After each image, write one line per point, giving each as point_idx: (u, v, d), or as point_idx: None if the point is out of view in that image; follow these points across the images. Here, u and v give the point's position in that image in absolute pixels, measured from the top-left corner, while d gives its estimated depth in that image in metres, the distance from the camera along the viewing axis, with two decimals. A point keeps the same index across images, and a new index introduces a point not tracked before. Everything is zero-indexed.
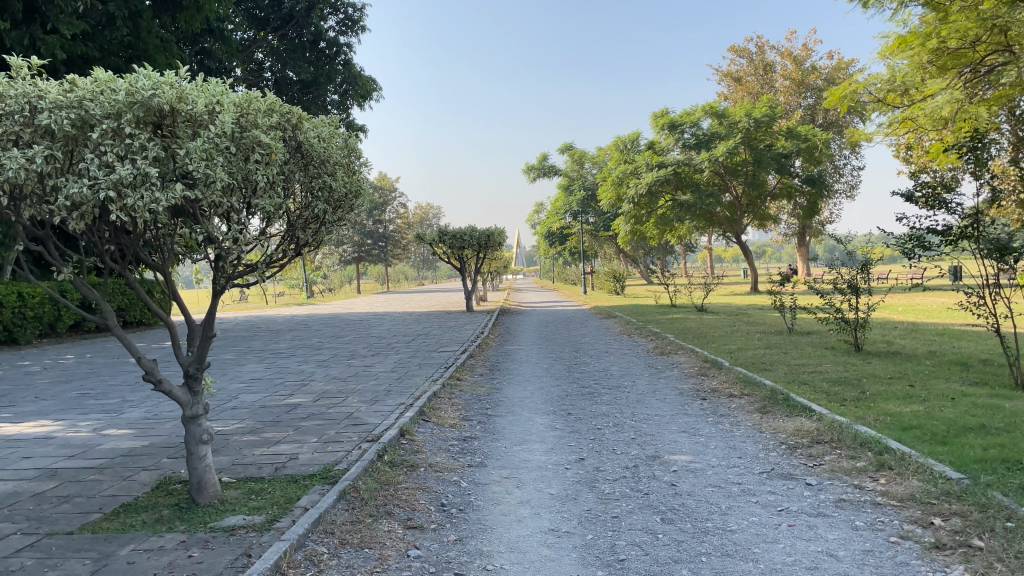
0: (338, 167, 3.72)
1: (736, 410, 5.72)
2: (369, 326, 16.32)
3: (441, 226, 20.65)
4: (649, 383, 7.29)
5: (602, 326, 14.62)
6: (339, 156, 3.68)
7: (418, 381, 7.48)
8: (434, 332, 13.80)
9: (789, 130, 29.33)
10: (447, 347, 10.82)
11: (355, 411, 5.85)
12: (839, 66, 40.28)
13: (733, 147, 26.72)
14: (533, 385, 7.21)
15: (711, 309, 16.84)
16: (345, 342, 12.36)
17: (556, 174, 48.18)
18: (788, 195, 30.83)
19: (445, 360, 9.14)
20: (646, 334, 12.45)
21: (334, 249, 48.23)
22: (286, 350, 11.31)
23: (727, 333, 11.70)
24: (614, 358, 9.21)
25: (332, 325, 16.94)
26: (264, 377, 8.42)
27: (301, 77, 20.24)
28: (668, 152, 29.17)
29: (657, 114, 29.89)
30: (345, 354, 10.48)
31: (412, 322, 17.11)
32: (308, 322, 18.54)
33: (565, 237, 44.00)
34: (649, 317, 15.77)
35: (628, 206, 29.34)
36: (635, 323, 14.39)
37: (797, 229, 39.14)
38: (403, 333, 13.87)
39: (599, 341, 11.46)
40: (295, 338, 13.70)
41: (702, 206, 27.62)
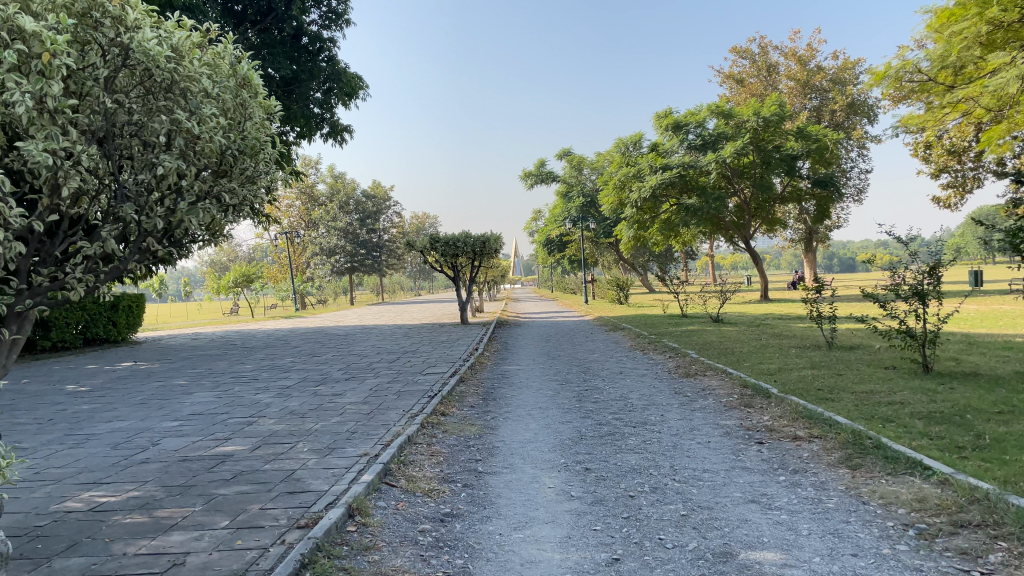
0: (192, 88, 3.53)
1: (815, 466, 4.19)
2: (352, 342, 14.80)
3: (432, 232, 19.18)
4: (684, 418, 5.77)
5: (611, 340, 13.11)
6: (189, 72, 3.50)
7: (392, 417, 5.98)
8: (423, 349, 12.25)
9: (799, 130, 27.92)
10: (436, 369, 9.33)
11: (299, 469, 4.35)
12: (845, 66, 38.90)
13: (742, 147, 25.26)
14: (537, 423, 5.67)
15: (729, 320, 15.31)
16: (319, 363, 10.83)
17: (554, 181, 46.73)
18: (798, 198, 29.40)
19: (430, 387, 7.62)
20: (662, 350, 10.91)
21: (325, 259, 46.62)
22: (250, 374, 9.75)
23: (756, 348, 10.17)
24: (632, 383, 7.69)
25: (313, 341, 15.39)
26: (207, 410, 6.91)
27: (281, 73, 18.67)
28: (672, 154, 27.64)
29: (661, 114, 28.38)
30: (316, 379, 8.96)
31: (401, 336, 15.54)
32: (288, 338, 16.99)
33: (564, 244, 42.48)
34: (661, 329, 14.25)
35: (631, 212, 27.86)
36: (646, 337, 12.89)
37: (804, 234, 37.68)
38: (388, 351, 12.34)
39: (609, 359, 9.94)
40: (265, 357, 12.16)
41: (709, 210, 26.12)
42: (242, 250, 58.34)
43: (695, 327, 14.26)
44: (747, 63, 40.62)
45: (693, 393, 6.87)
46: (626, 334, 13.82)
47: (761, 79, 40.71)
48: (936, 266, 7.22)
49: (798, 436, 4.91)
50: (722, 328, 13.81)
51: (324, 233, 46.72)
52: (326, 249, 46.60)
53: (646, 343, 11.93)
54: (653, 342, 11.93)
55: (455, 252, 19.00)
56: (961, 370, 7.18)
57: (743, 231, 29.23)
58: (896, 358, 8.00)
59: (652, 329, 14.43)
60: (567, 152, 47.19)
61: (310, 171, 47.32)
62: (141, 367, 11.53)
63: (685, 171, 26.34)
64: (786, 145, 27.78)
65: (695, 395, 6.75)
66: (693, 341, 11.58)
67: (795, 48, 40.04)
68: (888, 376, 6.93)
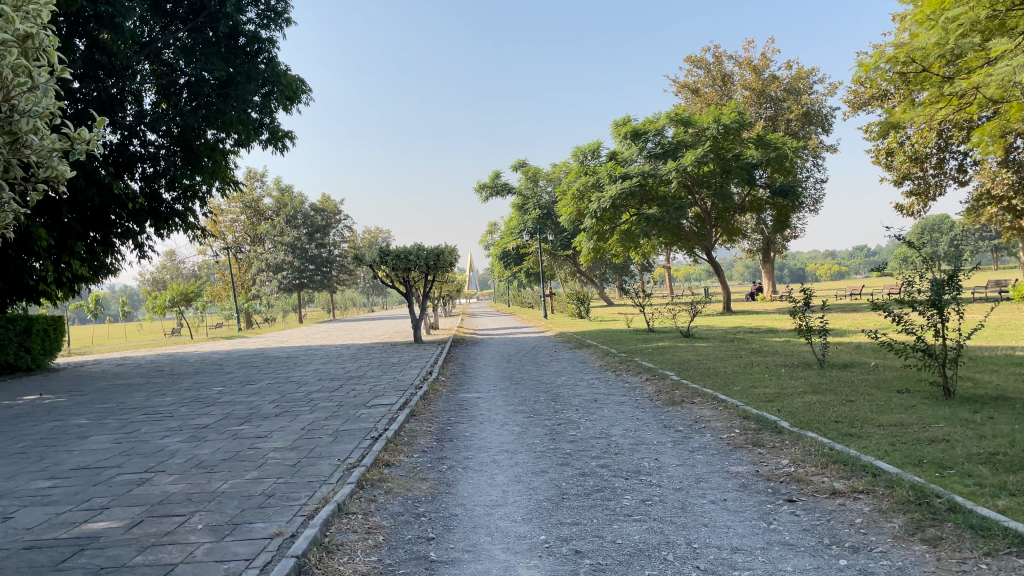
0: None
1: (880, 541, 3.15)
2: (293, 366, 13.49)
3: (382, 245, 17.97)
4: (685, 464, 4.69)
5: (577, 359, 12.05)
6: None
7: (323, 470, 4.80)
8: (371, 374, 10.99)
9: (758, 138, 27.35)
10: (383, 398, 8.14)
11: (182, 564, 3.15)
12: (799, 76, 38.78)
13: (703, 155, 24.52)
14: (504, 476, 4.53)
15: (700, 335, 14.40)
16: (252, 394, 9.54)
17: (509, 193, 45.73)
18: (758, 208, 28.87)
19: (374, 425, 6.43)
20: (635, 370, 9.85)
21: (272, 275, 44.94)
22: (166, 410, 8.40)
23: (742, 368, 9.17)
24: (611, 414, 6.62)
25: (251, 366, 14.04)
26: (96, 461, 5.62)
27: (215, 75, 17.38)
28: (631, 163, 26.69)
29: (619, 122, 27.54)
30: (242, 414, 7.70)
31: (348, 359, 14.23)
32: (225, 362, 15.58)
33: (520, 257, 41.48)
34: (629, 346, 13.22)
35: (591, 222, 26.95)
36: (615, 355, 11.85)
37: (763, 244, 37.23)
38: (332, 376, 11.10)
39: (579, 383, 8.85)
40: (191, 386, 10.81)
41: (670, 220, 25.32)
42: (185, 266, 56.28)
43: (665, 342, 13.29)
44: (702, 73, 40.29)
45: (686, 428, 5.81)
46: (593, 352, 12.76)
47: (716, 90, 40.42)
48: (954, 273, 6.32)
49: (838, 490, 3.89)
50: (695, 343, 12.87)
51: (271, 249, 45.07)
52: (273, 265, 44.90)
53: (616, 362, 10.89)
54: (624, 361, 10.90)
55: (408, 266, 17.80)
56: (986, 393, 6.27)
57: (703, 243, 28.56)
58: (906, 379, 7.10)
59: (620, 346, 13.39)
60: (522, 163, 46.36)
61: (255, 184, 45.95)
62: (45, 401, 10.11)
63: (645, 180, 25.47)
64: (746, 154, 27.19)
65: (690, 431, 5.70)
66: (667, 359, 10.55)
67: (749, 57, 39.80)
68: (907, 402, 5.98)
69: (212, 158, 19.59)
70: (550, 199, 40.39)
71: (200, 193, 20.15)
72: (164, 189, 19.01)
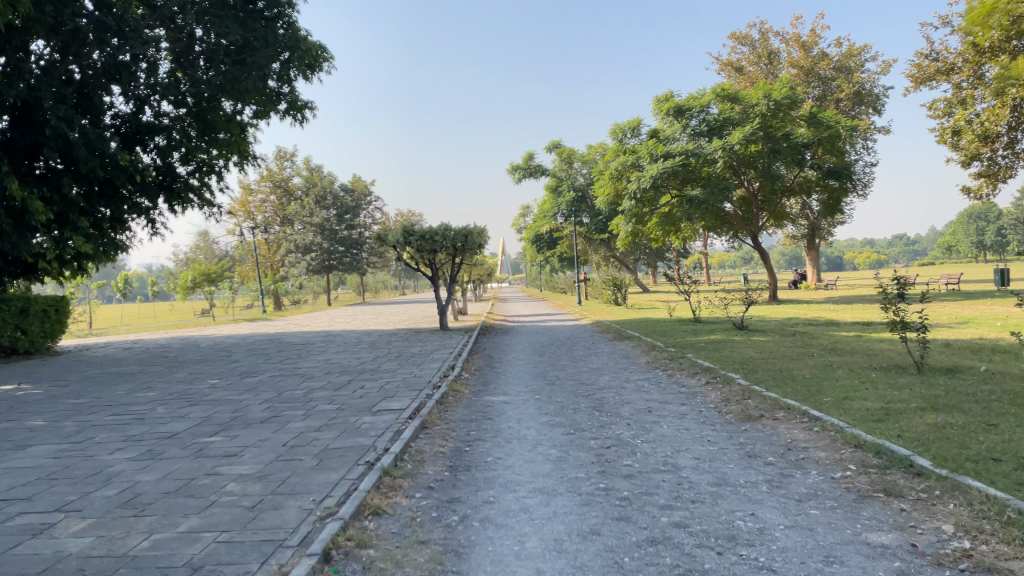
0: None
1: None
2: (303, 355, 12.25)
3: (405, 224, 16.64)
4: (796, 526, 3.27)
5: (619, 353, 10.61)
6: None
7: (287, 522, 3.46)
8: (385, 368, 9.67)
9: (811, 115, 25.50)
10: (391, 401, 6.80)
11: None
12: (850, 53, 36.57)
13: (752, 133, 22.72)
14: (538, 542, 3.14)
15: (755, 327, 12.85)
16: (245, 389, 8.28)
17: (542, 175, 44.18)
18: (807, 190, 27.02)
19: (372, 442, 5.08)
20: (690, 369, 8.40)
21: (299, 256, 43.95)
22: (141, 409, 7.14)
23: (822, 370, 7.65)
24: (675, 433, 5.21)
25: (258, 354, 12.84)
26: (10, 488, 4.34)
27: (229, 39, 15.90)
28: (674, 141, 24.92)
29: (661, 97, 25.78)
30: (223, 418, 6.41)
31: (365, 348, 12.93)
32: (234, 347, 14.42)
33: (554, 241, 40.03)
34: (675, 338, 11.75)
35: (629, 204, 25.33)
36: (664, 350, 10.38)
37: (809, 230, 35.31)
38: (342, 369, 9.81)
39: (626, 387, 7.42)
40: (184, 378, 9.58)
41: (715, 203, 23.63)
42: (215, 247, 55.73)
43: (717, 336, 11.78)
44: (746, 50, 38.21)
45: (781, 463, 4.37)
46: (635, 346, 11.32)
47: (761, 67, 38.35)
48: None
49: None
50: (752, 337, 11.35)
51: (299, 230, 44.11)
52: (301, 246, 43.89)
53: (665, 359, 9.44)
54: (674, 357, 9.44)
55: (432, 247, 16.45)
56: None
57: (749, 227, 26.79)
58: None
59: (666, 338, 11.89)
60: (556, 144, 44.71)
61: (283, 164, 44.96)
62: (20, 393, 8.96)
63: (689, 159, 23.73)
64: (796, 132, 25.39)
65: (787, 468, 4.26)
66: (726, 356, 9.08)
67: (798, 33, 37.62)
68: None
69: (229, 131, 18.25)
70: (586, 182, 38.78)
71: (218, 169, 18.81)
72: (178, 163, 17.68)
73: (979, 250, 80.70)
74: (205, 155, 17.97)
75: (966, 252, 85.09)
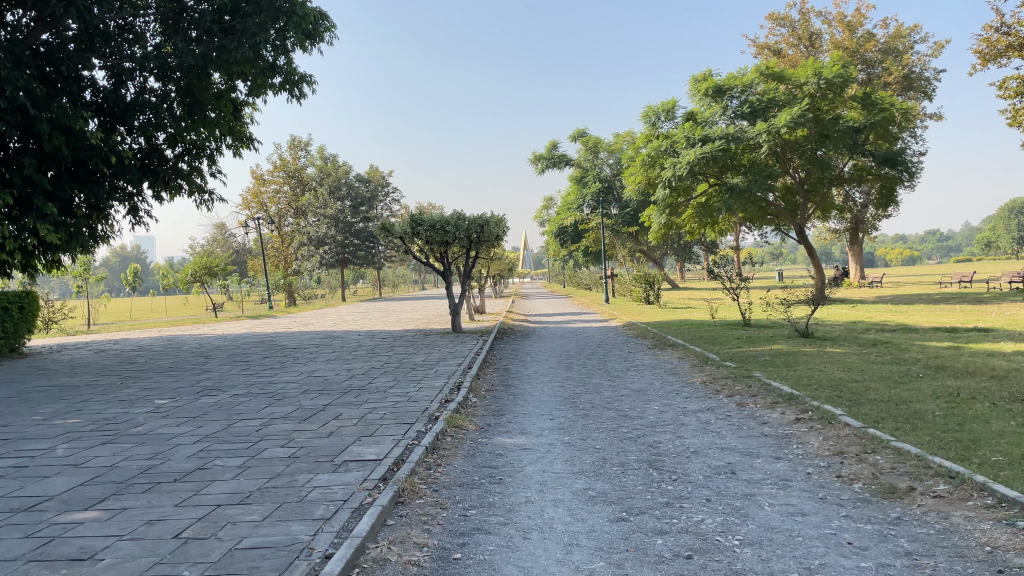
0: None
1: None
2: (290, 363, 10.43)
3: (414, 212, 14.79)
4: None
5: (664, 368, 8.66)
6: None
7: None
8: (378, 386, 7.81)
9: (863, 96, 23.37)
10: (365, 447, 4.93)
11: None
12: (898, 34, 34.24)
13: (801, 115, 20.58)
14: None
15: (822, 336, 10.80)
16: (190, 417, 6.44)
17: (567, 165, 42.22)
18: (857, 179, 24.83)
19: (312, 538, 3.21)
20: (767, 395, 6.46)
21: (314, 250, 42.41)
22: (35, 450, 5.31)
23: (952, 404, 5.67)
24: (789, 527, 3.30)
25: (237, 361, 11.03)
26: None
27: None
28: (711, 125, 22.79)
29: (698, 78, 23.67)
30: (127, 473, 4.57)
31: (364, 354, 11.12)
32: (216, 352, 12.66)
33: (579, 234, 38.09)
34: (729, 349, 9.72)
35: (663, 193, 23.23)
36: (722, 364, 8.43)
37: (854, 223, 33.07)
38: (324, 386, 7.95)
39: (686, 426, 5.49)
40: (131, 397, 7.77)
41: (758, 192, 21.57)
42: (230, 239, 54.47)
43: (779, 346, 9.76)
44: (786, 32, 35.90)
45: None
46: (682, 359, 9.37)
47: (801, 50, 36.11)
48: None
49: None
50: (825, 349, 9.31)
51: (313, 222, 42.47)
52: (315, 239, 42.43)
53: (725, 378, 7.48)
54: (737, 376, 7.48)
55: (445, 238, 14.58)
56: None
57: (792, 221, 24.64)
58: None
59: (717, 349, 9.88)
60: (581, 134, 42.71)
61: (298, 153, 43.31)
62: None
63: (729, 144, 21.61)
64: (846, 116, 23.24)
65: None
66: (806, 378, 7.09)
67: (842, 13, 35.27)
68: None
69: (220, 109, 16.57)
70: (612, 173, 36.77)
71: (210, 152, 17.09)
72: (165, 144, 15.99)
73: (1021, 247, 77.48)
74: (196, 137, 16.26)
75: (1004, 248, 81.88)
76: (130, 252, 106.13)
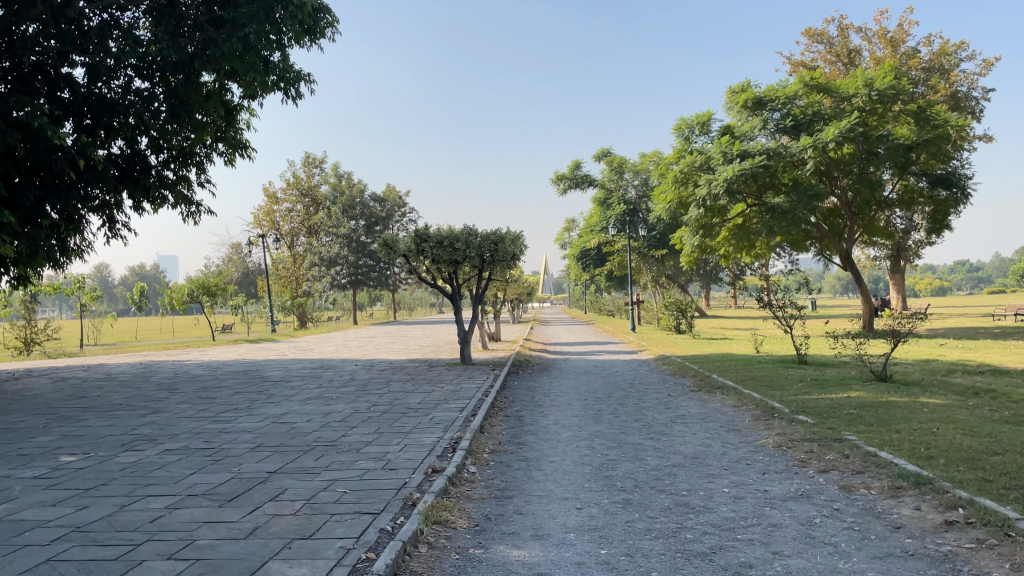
0: None
1: None
2: (261, 402, 8.67)
3: (419, 228, 13.10)
4: None
5: (719, 423, 6.80)
6: None
7: None
8: (351, 442, 6.03)
9: (914, 111, 21.52)
10: (290, 569, 3.13)
11: None
12: (942, 52, 32.39)
13: (850, 129, 18.71)
14: None
15: (904, 380, 8.90)
16: (81, 490, 4.69)
17: (591, 186, 40.55)
18: (908, 202, 22.88)
19: None
20: (879, 475, 4.61)
21: (326, 270, 40.89)
22: None
23: None
24: None
25: (201, 398, 9.31)
26: None
27: None
28: (749, 140, 20.98)
29: (735, 90, 21.89)
30: None
31: (352, 392, 9.35)
32: (186, 384, 10.91)
33: (602, 258, 36.37)
34: (794, 396, 7.83)
35: (696, 213, 21.42)
36: (795, 419, 6.58)
37: (896, 250, 31.08)
38: (282, 441, 6.17)
39: (782, 531, 3.65)
40: (34, 451, 6.02)
41: (802, 214, 19.67)
42: (243, 260, 53.41)
43: (856, 393, 7.88)
44: (822, 49, 34.19)
45: None
46: (738, 409, 7.51)
47: (838, 69, 34.34)
48: None
49: None
50: (918, 400, 7.41)
51: (327, 242, 41.04)
52: (328, 259, 40.93)
53: (806, 443, 5.61)
54: (824, 440, 5.61)
55: (454, 256, 12.91)
56: None
57: (836, 245, 22.75)
58: None
59: (779, 395, 7.99)
60: (605, 154, 41.12)
61: (313, 171, 42.03)
62: None
63: (770, 161, 19.78)
64: (895, 132, 21.40)
65: None
66: (924, 447, 5.22)
67: (882, 29, 33.50)
68: None
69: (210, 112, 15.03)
70: (638, 195, 35.08)
71: (199, 160, 15.58)
72: (148, 149, 14.50)
73: None
74: (184, 143, 14.76)
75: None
76: (147, 270, 105.82)
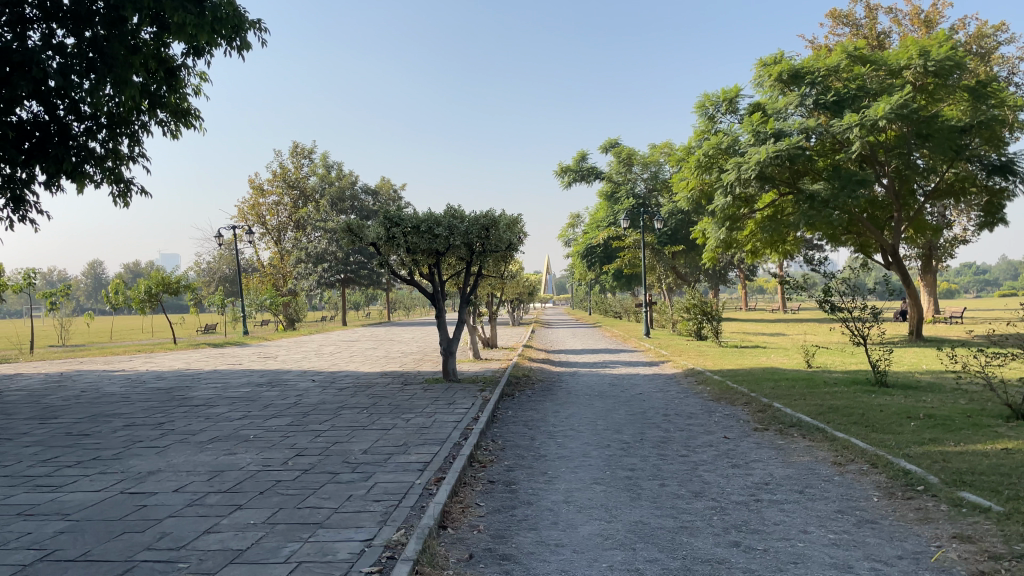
0: None
1: None
2: (140, 445, 6.02)
3: (391, 209, 10.50)
4: None
5: (833, 504, 4.15)
6: None
7: None
8: (206, 554, 3.36)
9: (968, 87, 18.85)
10: None
11: None
12: (980, 34, 29.73)
13: (904, 103, 16.01)
14: None
15: None
16: None
17: (597, 179, 37.88)
18: (957, 192, 20.20)
19: None
20: None
21: (312, 267, 37.76)
22: None
23: None
24: None
25: (70, 434, 6.68)
26: None
27: None
28: (784, 119, 18.29)
29: (766, 63, 19.23)
30: None
31: (280, 428, 6.72)
32: (77, 409, 8.26)
33: (609, 256, 33.78)
34: (924, 451, 5.18)
35: (722, 203, 18.76)
36: (967, 506, 3.94)
37: (931, 249, 28.37)
38: (92, 545, 3.52)
39: None
40: None
41: (846, 202, 16.97)
42: (232, 257, 50.89)
43: (1016, 446, 5.24)
44: (848, 32, 31.57)
45: None
46: (847, 472, 4.84)
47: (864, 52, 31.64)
48: None
49: None
50: None
51: (316, 237, 38.09)
52: (314, 255, 37.66)
53: None
54: None
55: (432, 245, 10.29)
56: None
57: (877, 240, 20.11)
58: None
59: (901, 446, 5.34)
60: (613, 145, 38.53)
61: (301, 161, 39.39)
62: None
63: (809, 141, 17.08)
64: (947, 111, 18.72)
65: None
66: None
67: (914, 10, 30.82)
68: None
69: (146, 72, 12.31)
70: (648, 189, 32.44)
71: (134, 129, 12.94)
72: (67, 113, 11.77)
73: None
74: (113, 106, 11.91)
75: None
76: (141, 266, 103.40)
